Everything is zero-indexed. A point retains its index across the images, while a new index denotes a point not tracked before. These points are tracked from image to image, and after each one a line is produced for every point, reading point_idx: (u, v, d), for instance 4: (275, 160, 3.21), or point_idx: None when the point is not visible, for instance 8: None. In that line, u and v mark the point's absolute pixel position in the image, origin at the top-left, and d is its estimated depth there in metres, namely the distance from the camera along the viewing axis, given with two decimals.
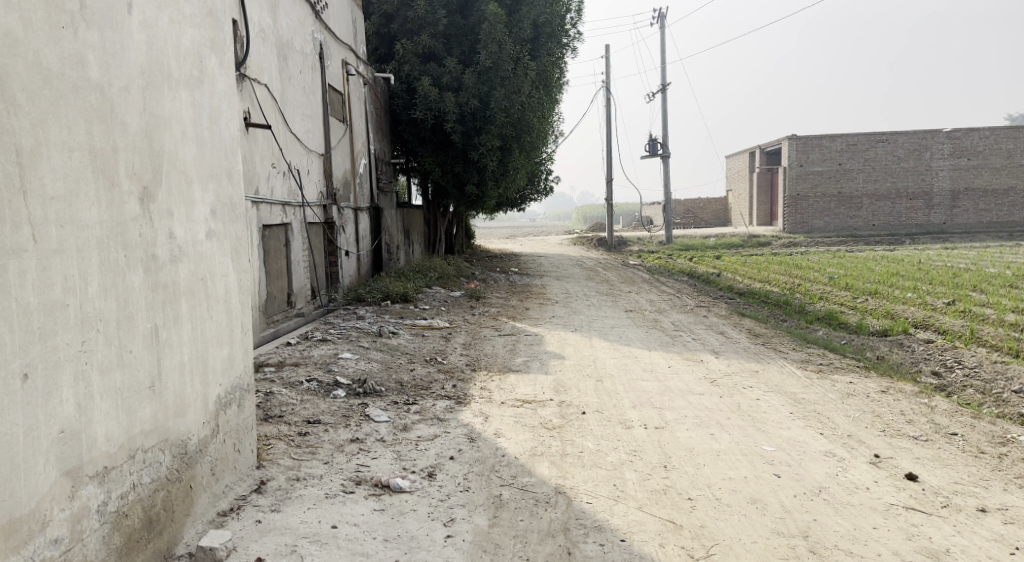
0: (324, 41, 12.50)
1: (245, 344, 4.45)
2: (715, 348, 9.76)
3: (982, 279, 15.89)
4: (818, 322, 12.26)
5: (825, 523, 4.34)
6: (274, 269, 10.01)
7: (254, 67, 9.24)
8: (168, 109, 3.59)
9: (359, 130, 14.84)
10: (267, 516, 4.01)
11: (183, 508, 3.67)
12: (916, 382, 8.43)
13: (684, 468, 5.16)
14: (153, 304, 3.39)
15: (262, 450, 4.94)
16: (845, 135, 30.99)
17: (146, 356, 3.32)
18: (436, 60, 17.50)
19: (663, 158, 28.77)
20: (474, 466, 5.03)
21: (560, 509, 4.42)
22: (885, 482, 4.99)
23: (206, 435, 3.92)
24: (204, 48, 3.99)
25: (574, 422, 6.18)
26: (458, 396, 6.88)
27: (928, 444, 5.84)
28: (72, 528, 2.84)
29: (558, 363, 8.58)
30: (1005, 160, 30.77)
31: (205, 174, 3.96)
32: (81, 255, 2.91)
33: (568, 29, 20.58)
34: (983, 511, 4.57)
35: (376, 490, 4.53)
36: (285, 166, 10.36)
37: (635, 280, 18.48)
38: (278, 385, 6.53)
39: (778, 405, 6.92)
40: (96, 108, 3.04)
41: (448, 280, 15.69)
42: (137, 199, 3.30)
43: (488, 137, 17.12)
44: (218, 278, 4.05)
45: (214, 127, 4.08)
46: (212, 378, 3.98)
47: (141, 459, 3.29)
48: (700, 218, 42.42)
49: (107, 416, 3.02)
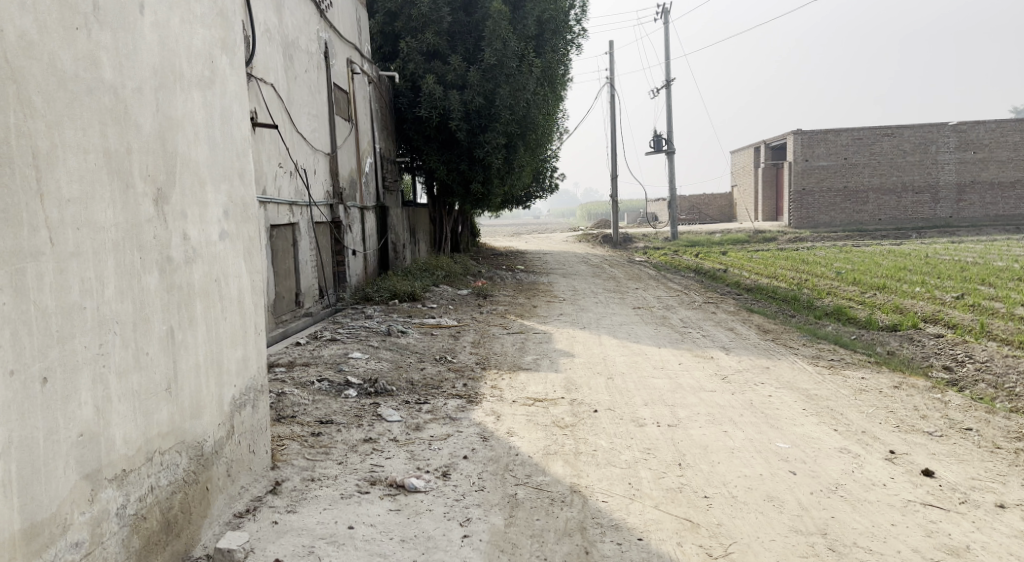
0: (329, 39, 12.48)
1: (259, 344, 4.44)
2: (724, 345, 9.74)
3: (990, 273, 15.81)
4: (827, 317, 12.22)
5: (843, 520, 4.31)
6: (282, 269, 10.01)
7: (260, 67, 9.24)
8: (180, 110, 3.58)
9: (364, 128, 14.82)
10: (283, 518, 4.00)
11: (199, 510, 3.66)
12: (927, 377, 8.39)
13: (698, 466, 5.13)
14: (169, 306, 3.37)
15: (276, 451, 4.93)
16: (851, 130, 30.91)
17: (162, 358, 3.31)
18: (440, 57, 17.49)
19: (668, 154, 28.73)
20: (489, 465, 5.01)
21: (576, 508, 4.40)
22: (902, 478, 4.95)
23: (221, 437, 3.91)
24: (215, 48, 3.97)
25: (587, 421, 6.15)
26: (470, 395, 6.86)
27: (943, 439, 5.81)
28: (92, 531, 2.83)
29: (568, 361, 8.56)
30: (1011, 152, 30.64)
31: (217, 174, 3.94)
32: (97, 257, 2.89)
33: (573, 26, 20.53)
34: (1002, 507, 4.53)
35: (391, 490, 4.51)
36: (292, 166, 10.35)
37: (642, 277, 18.44)
38: (290, 385, 6.52)
39: (790, 401, 6.89)
40: (110, 110, 3.03)
41: (455, 278, 15.68)
42: (152, 200, 3.29)
43: (493, 135, 17.11)
44: (231, 278, 4.04)
45: (226, 127, 4.07)
46: (227, 379, 3.97)
47: (159, 461, 3.28)
48: (705, 214, 42.37)
49: (124, 419, 3.01)
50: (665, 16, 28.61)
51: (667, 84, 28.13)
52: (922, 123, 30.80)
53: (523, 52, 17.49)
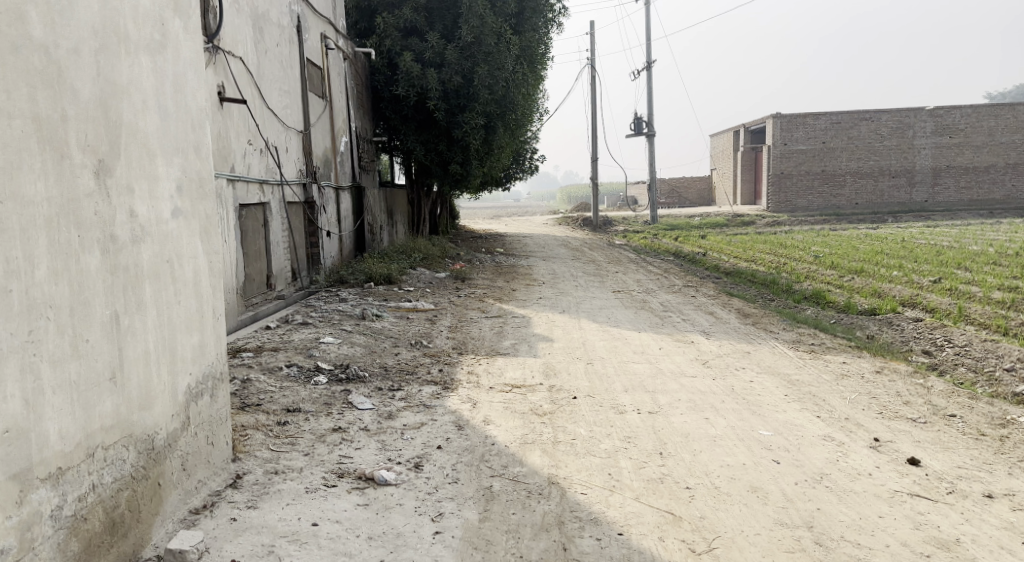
0: (301, 13, 12.05)
1: (217, 330, 4.16)
2: (705, 329, 9.56)
3: (966, 257, 15.78)
4: (806, 301, 12.14)
5: (829, 512, 4.16)
6: (252, 250, 9.69)
7: (228, 39, 8.87)
8: (126, 77, 3.29)
9: (340, 106, 14.47)
10: (243, 514, 3.76)
11: (150, 508, 3.41)
12: (907, 362, 8.29)
13: (679, 455, 4.96)
14: (113, 289, 3.11)
15: (239, 441, 4.68)
16: (830, 113, 30.89)
17: (105, 345, 3.04)
18: (418, 34, 17.14)
19: (649, 137, 28.55)
20: (464, 456, 4.81)
21: (554, 501, 4.21)
22: (888, 467, 4.82)
23: (176, 429, 3.66)
24: (167, 10, 3.67)
25: (565, 408, 5.96)
26: (446, 381, 6.65)
27: (928, 426, 5.69)
28: (21, 537, 2.58)
29: (546, 346, 8.35)
30: (987, 138, 30.78)
31: (169, 147, 3.65)
32: (26, 235, 2.64)
33: (553, 4, 20.21)
34: (990, 497, 4.40)
35: (360, 483, 4.29)
36: (262, 143, 10.01)
37: (621, 261, 18.28)
38: (257, 371, 6.26)
39: (772, 386, 6.76)
40: (41, 71, 2.75)
41: (433, 260, 15.40)
42: (92, 172, 3.02)
43: (471, 115, 16.80)
44: (186, 260, 3.76)
45: (179, 96, 3.77)
46: (182, 367, 3.71)
47: (102, 457, 3.04)
48: (685, 199, 42.32)
49: (60, 411, 2.76)
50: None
51: (648, 66, 27.85)
52: (899, 107, 30.84)
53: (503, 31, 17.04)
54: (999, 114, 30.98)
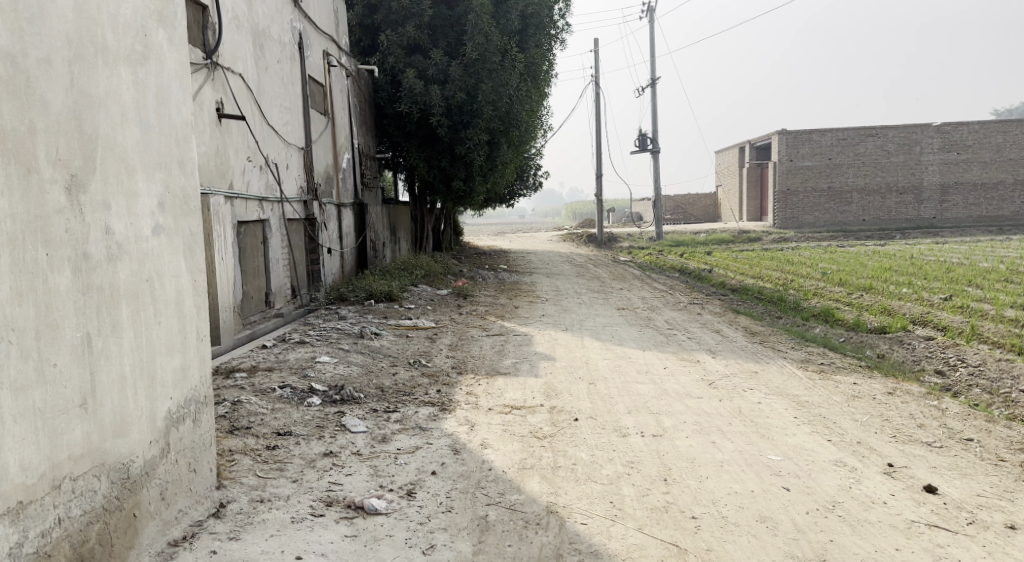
0: (303, 30, 11.99)
1: (201, 351, 3.99)
2: (711, 348, 9.36)
3: (976, 274, 15.52)
4: (814, 318, 11.91)
5: (842, 544, 3.95)
6: (250, 267, 9.54)
7: (227, 55, 8.79)
8: (102, 88, 3.15)
9: (342, 122, 14.39)
10: (224, 546, 3.58)
11: (124, 540, 3.24)
12: (920, 382, 8.04)
13: (685, 481, 4.76)
14: (85, 310, 2.95)
15: (224, 467, 4.50)
16: (835, 130, 30.76)
17: (75, 370, 2.88)
18: (421, 51, 17.07)
19: (653, 153, 28.47)
20: (459, 482, 4.61)
21: (552, 532, 4.01)
22: (903, 495, 4.60)
23: (154, 456, 3.49)
24: (149, 20, 3.54)
25: (567, 430, 5.77)
26: (443, 402, 6.45)
27: (943, 451, 5.47)
28: None
29: (548, 365, 8.16)
30: (995, 154, 30.57)
31: (150, 161, 3.50)
32: None
33: (557, 21, 20.18)
34: (1012, 528, 4.19)
35: (349, 512, 4.10)
36: (262, 160, 9.89)
37: (626, 277, 18.09)
38: (248, 393, 6.07)
39: (781, 408, 6.55)
40: (7, 82, 2.62)
41: (435, 277, 15.22)
42: (63, 188, 2.87)
43: (474, 131, 16.64)
44: (167, 279, 3.60)
45: (162, 110, 3.63)
46: (161, 391, 3.54)
47: (70, 488, 2.87)
48: (690, 215, 42.16)
49: (22, 442, 2.60)
50: (651, 14, 28.22)
51: (652, 82, 27.82)
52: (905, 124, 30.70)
53: (507, 47, 16.96)
54: (1007, 131, 30.77)
